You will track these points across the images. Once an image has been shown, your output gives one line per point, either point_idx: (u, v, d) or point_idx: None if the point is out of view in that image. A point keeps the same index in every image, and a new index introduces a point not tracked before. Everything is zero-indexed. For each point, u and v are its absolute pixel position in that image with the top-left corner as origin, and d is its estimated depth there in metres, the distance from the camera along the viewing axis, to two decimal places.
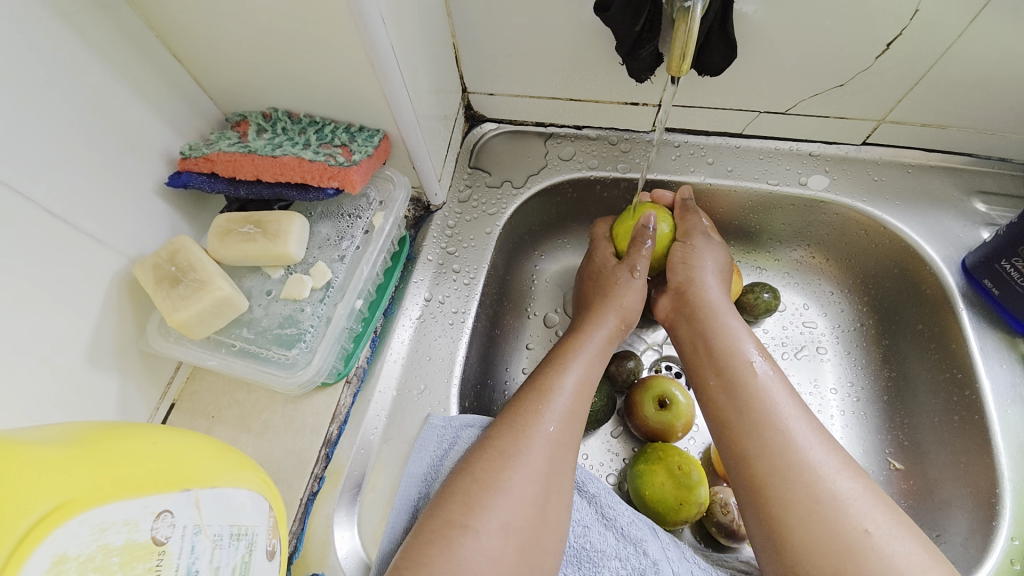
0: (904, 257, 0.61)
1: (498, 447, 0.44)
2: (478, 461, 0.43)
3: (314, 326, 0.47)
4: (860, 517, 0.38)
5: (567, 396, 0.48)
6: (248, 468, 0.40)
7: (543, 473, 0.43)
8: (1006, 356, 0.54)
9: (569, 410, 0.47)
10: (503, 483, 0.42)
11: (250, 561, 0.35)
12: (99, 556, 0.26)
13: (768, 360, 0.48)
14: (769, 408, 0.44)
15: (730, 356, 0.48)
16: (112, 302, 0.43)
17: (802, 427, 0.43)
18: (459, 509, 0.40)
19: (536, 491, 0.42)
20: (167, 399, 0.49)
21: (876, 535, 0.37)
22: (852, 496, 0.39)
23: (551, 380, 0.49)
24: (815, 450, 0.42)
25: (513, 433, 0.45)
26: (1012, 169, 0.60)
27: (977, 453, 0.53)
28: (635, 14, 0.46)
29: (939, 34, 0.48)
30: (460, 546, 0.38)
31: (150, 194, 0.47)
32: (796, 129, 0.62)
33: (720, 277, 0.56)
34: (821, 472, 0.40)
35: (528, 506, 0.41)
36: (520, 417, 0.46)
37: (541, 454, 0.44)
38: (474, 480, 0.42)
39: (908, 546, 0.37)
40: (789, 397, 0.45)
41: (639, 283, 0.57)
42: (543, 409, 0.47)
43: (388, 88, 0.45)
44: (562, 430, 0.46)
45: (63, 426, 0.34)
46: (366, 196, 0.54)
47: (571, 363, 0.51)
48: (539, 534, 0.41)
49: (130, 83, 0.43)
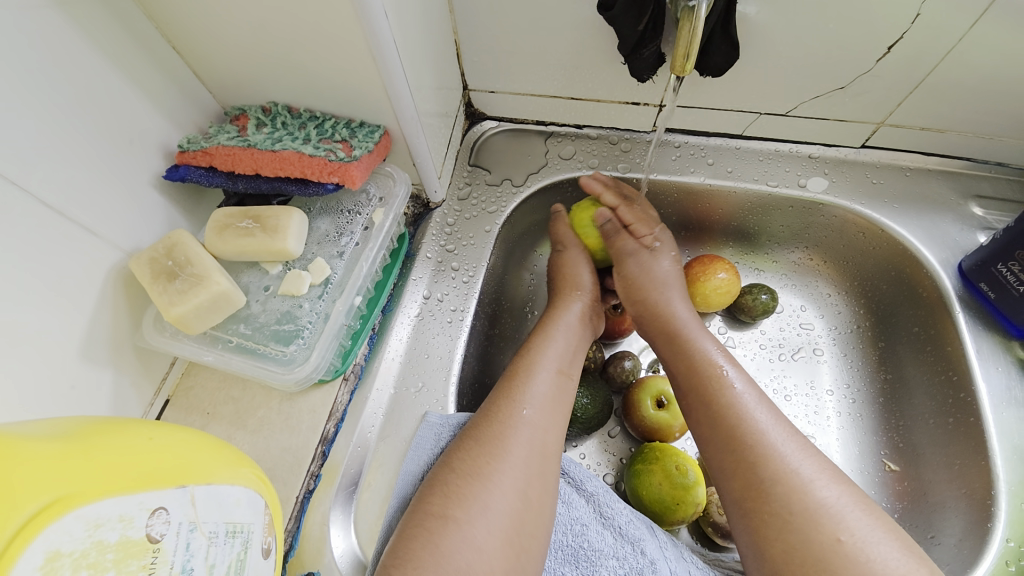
0: (901, 259, 0.61)
1: (479, 437, 0.44)
2: (459, 451, 0.43)
3: (312, 323, 0.47)
4: (835, 526, 0.38)
5: (545, 378, 0.49)
6: (243, 465, 0.40)
7: (525, 458, 0.43)
8: (1001, 359, 0.54)
9: (548, 392, 0.48)
10: (486, 473, 0.41)
11: (245, 559, 0.35)
12: (93, 554, 0.26)
13: (737, 369, 0.48)
14: (740, 415, 0.44)
15: (695, 371, 0.49)
16: (107, 296, 0.42)
17: (778, 432, 0.43)
18: (439, 501, 0.40)
19: (519, 477, 0.42)
20: (162, 395, 0.48)
21: (849, 544, 0.37)
22: (829, 504, 0.39)
23: (529, 370, 0.49)
24: (792, 460, 0.41)
25: (495, 419, 0.45)
26: (1008, 174, 0.60)
27: (972, 456, 0.53)
28: (638, 13, 0.46)
29: (940, 38, 0.48)
30: (444, 538, 0.38)
31: (147, 188, 0.46)
32: (796, 131, 0.62)
33: (675, 290, 0.57)
34: (800, 480, 0.40)
35: (512, 494, 0.41)
36: (496, 404, 0.46)
37: (522, 438, 0.44)
38: (453, 471, 0.42)
39: (884, 552, 0.37)
40: (761, 403, 0.45)
41: (569, 255, 0.60)
42: (519, 394, 0.47)
43: (389, 83, 0.45)
44: (541, 412, 0.46)
45: (56, 421, 0.34)
46: (366, 192, 0.53)
47: (545, 348, 0.51)
48: (525, 518, 0.41)
49: (127, 75, 0.43)
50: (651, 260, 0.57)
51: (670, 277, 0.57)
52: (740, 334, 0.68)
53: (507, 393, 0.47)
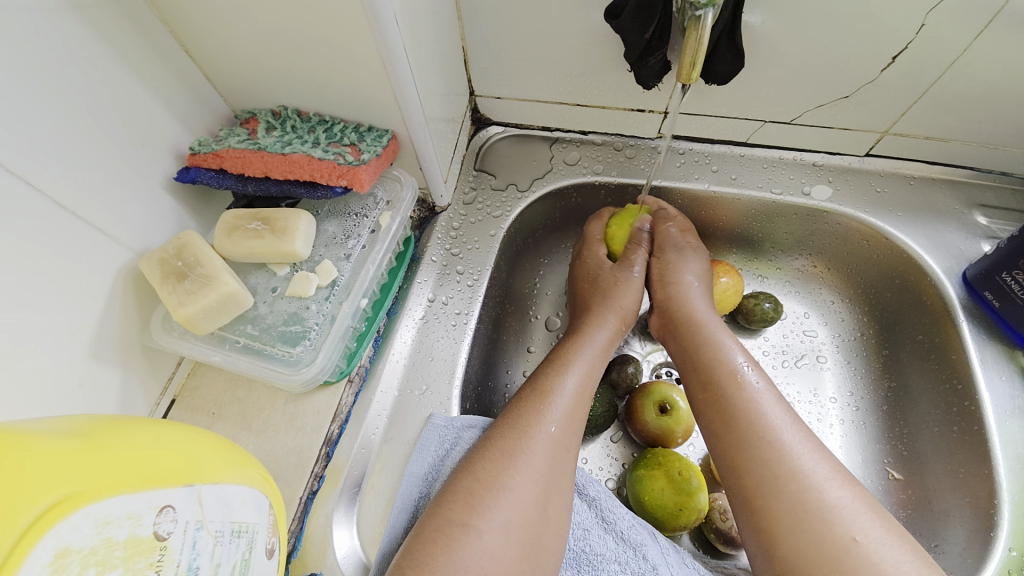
0: (905, 267, 0.61)
1: (501, 447, 0.44)
2: (482, 459, 0.43)
3: (319, 324, 0.47)
4: (849, 526, 0.38)
5: (568, 393, 0.49)
6: (249, 465, 0.40)
7: (545, 471, 0.43)
8: (1006, 368, 0.54)
9: (569, 407, 0.48)
10: (505, 483, 0.42)
11: (250, 559, 0.35)
12: (102, 550, 0.26)
13: (756, 368, 0.48)
14: (755, 414, 0.44)
15: (712, 369, 0.49)
16: (117, 295, 0.43)
17: (794, 435, 0.43)
18: (461, 510, 0.40)
19: (538, 490, 0.42)
20: (168, 395, 0.49)
21: (864, 544, 0.37)
22: (841, 505, 0.39)
23: (552, 381, 0.49)
24: (804, 460, 0.41)
25: (517, 431, 0.45)
26: (1012, 184, 0.61)
27: (975, 465, 0.53)
28: (645, 22, 0.47)
29: (944, 48, 0.49)
30: (462, 545, 0.38)
31: (157, 189, 0.47)
32: (800, 139, 0.62)
33: (704, 288, 0.57)
34: (813, 479, 0.40)
35: (529, 506, 0.41)
36: (522, 414, 0.46)
37: (545, 451, 0.44)
38: (476, 480, 0.42)
39: (895, 556, 0.36)
40: (779, 406, 0.45)
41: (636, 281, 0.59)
42: (543, 407, 0.47)
43: (398, 88, 0.46)
44: (564, 429, 0.46)
45: (65, 419, 0.34)
46: (373, 195, 0.54)
47: (571, 363, 0.51)
48: (542, 532, 0.41)
49: (141, 78, 0.43)
50: (689, 255, 0.58)
51: (703, 271, 0.58)
52: (743, 341, 0.69)
53: (535, 404, 0.47)
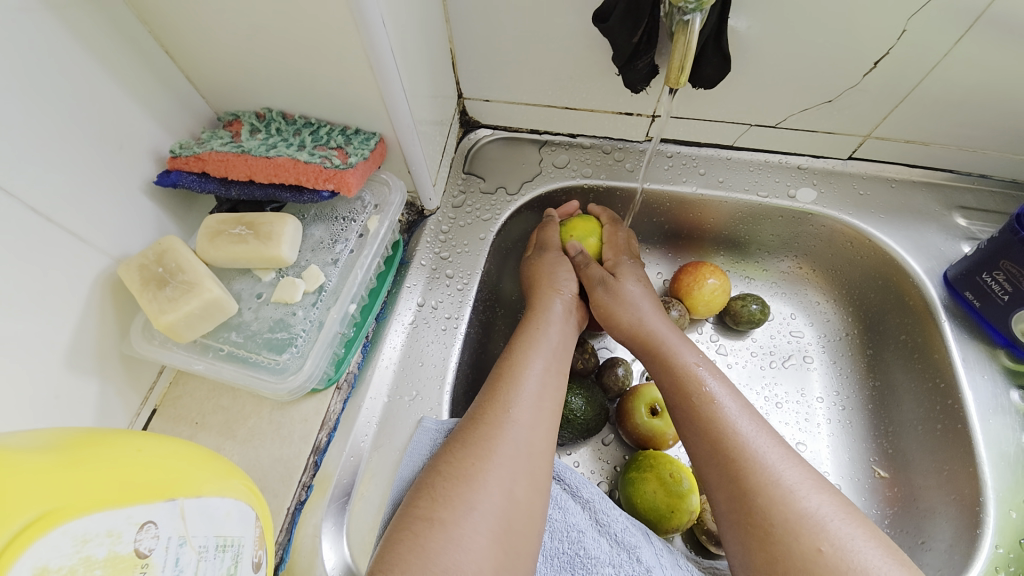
0: (889, 270, 0.62)
1: (465, 440, 0.44)
2: (448, 453, 0.43)
3: (306, 331, 0.46)
4: (816, 536, 0.38)
5: (534, 376, 0.48)
6: (234, 476, 0.39)
7: (513, 455, 0.43)
8: (987, 367, 0.55)
9: (538, 390, 0.48)
10: (473, 475, 0.41)
11: (236, 573, 0.34)
12: (81, 569, 0.25)
13: (721, 380, 0.48)
14: (723, 426, 0.45)
15: (681, 382, 0.49)
16: (93, 303, 0.41)
17: (763, 441, 0.43)
18: (425, 504, 0.40)
19: (505, 479, 0.41)
20: (148, 405, 0.47)
21: (830, 553, 0.37)
22: (812, 514, 0.39)
23: (518, 370, 0.49)
24: (776, 469, 0.41)
25: (485, 423, 0.44)
26: (990, 186, 0.62)
27: (959, 463, 0.54)
28: (633, 25, 0.47)
29: (924, 54, 0.49)
30: (430, 541, 0.37)
31: (138, 193, 0.45)
32: (785, 142, 0.63)
33: (648, 299, 0.57)
34: (781, 491, 0.40)
35: (500, 501, 0.40)
36: (488, 411, 0.45)
37: (512, 438, 0.43)
38: (439, 473, 0.42)
39: (865, 559, 0.36)
40: (747, 416, 0.45)
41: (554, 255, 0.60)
42: (511, 397, 0.46)
43: (385, 89, 0.45)
44: (531, 413, 0.46)
45: (43, 432, 0.33)
46: (360, 199, 0.53)
47: (534, 351, 0.51)
48: (515, 519, 0.40)
49: (117, 77, 0.42)
50: (617, 283, 0.57)
51: (637, 295, 0.57)
52: (731, 342, 0.69)
53: (500, 397, 0.47)
